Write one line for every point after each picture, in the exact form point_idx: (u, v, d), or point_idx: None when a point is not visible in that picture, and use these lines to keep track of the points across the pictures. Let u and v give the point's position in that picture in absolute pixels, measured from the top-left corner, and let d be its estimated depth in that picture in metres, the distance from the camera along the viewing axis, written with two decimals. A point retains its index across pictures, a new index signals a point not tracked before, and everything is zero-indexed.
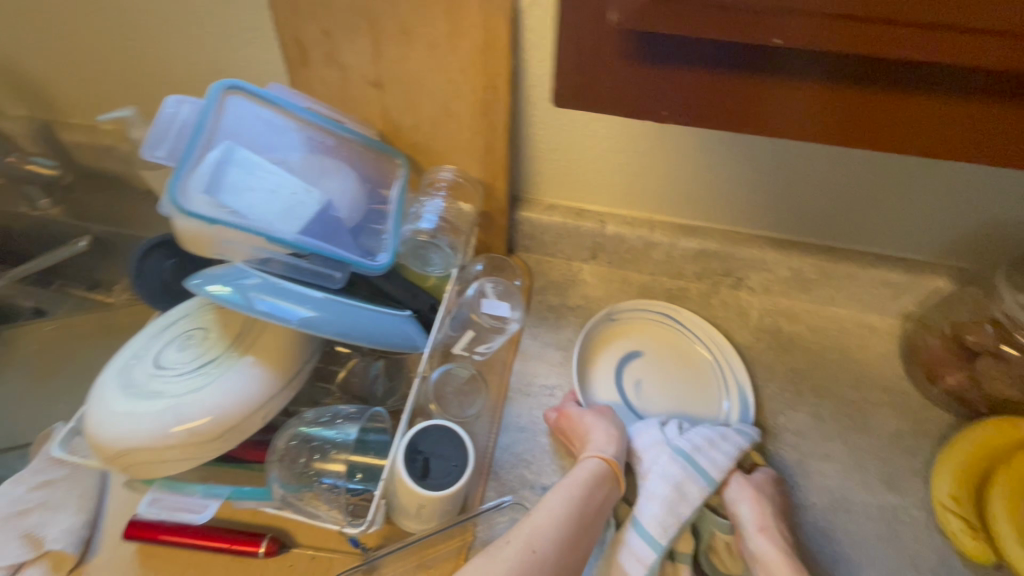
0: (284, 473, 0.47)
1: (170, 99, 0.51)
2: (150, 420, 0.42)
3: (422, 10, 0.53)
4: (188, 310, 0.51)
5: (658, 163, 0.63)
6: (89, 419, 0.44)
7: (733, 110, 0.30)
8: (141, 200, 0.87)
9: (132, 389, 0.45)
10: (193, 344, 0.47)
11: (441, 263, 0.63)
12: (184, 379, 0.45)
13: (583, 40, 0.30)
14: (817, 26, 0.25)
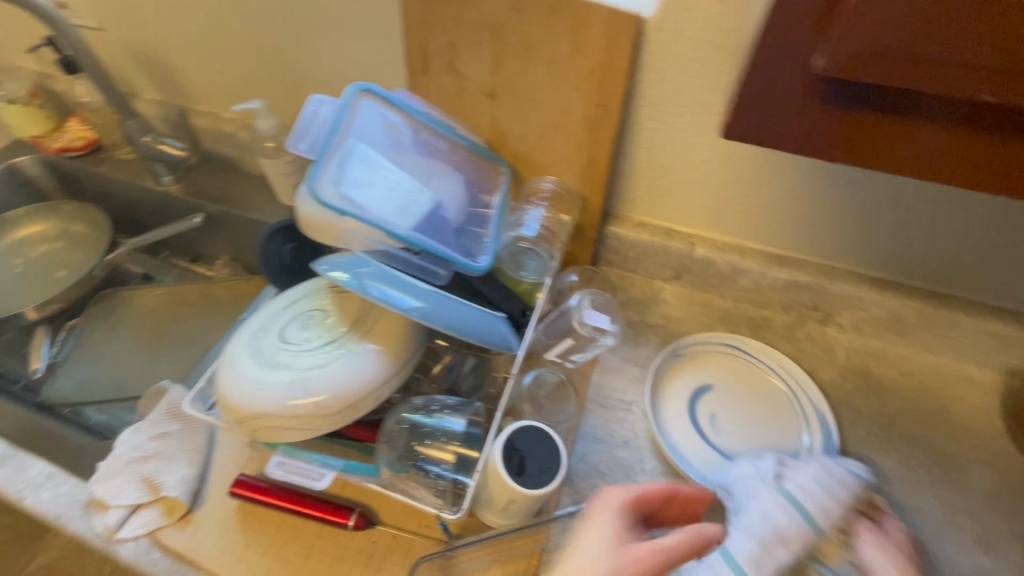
0: (389, 453, 0.51)
1: (312, 98, 0.56)
2: (280, 388, 0.46)
3: (547, 28, 0.56)
4: (309, 292, 0.55)
5: (759, 191, 0.63)
6: (222, 381, 0.48)
7: (854, 143, 0.31)
8: (250, 184, 0.94)
9: (262, 358, 0.49)
10: (316, 324, 0.52)
11: (535, 270, 0.65)
12: (309, 354, 0.49)
13: (783, 57, 0.29)
14: (973, 78, 0.25)
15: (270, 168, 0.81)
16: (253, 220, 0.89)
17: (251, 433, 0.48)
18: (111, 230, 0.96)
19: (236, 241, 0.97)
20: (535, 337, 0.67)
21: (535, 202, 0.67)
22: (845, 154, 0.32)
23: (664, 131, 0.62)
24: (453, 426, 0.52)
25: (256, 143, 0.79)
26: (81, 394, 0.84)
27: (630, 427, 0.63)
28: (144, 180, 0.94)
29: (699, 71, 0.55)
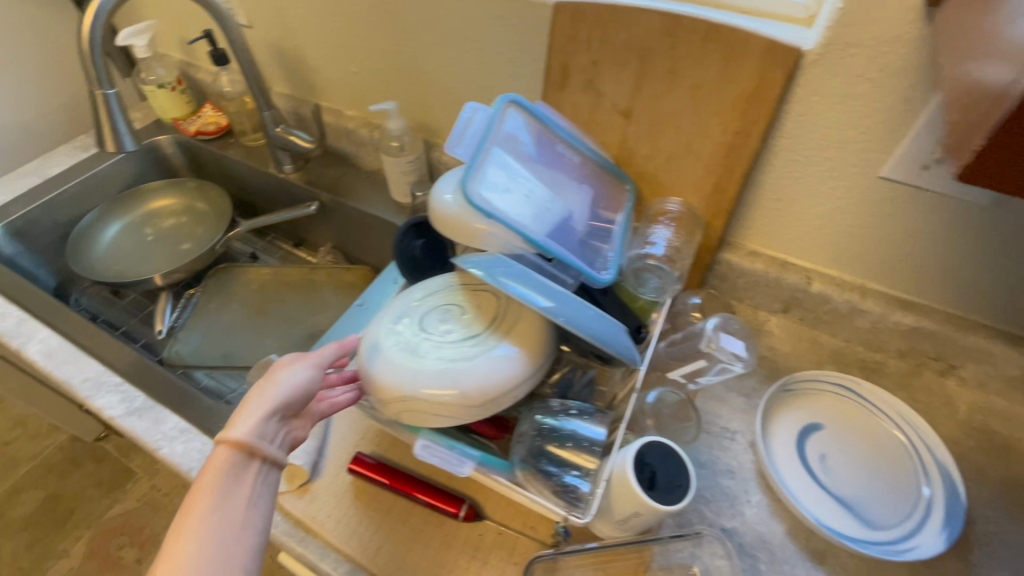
0: (520, 451, 0.52)
1: (467, 106, 0.59)
2: (428, 374, 0.49)
3: (698, 55, 0.57)
4: (445, 287, 0.58)
5: (894, 232, 0.61)
6: (368, 362, 0.51)
7: None
8: (362, 179, 0.99)
9: (407, 345, 0.52)
10: (455, 320, 0.54)
11: (655, 289, 0.64)
12: (453, 346, 0.51)
13: None
14: None
15: (391, 165, 0.85)
16: (365, 212, 0.94)
17: (392, 415, 0.51)
18: (231, 209, 1.03)
19: (343, 230, 1.02)
20: (656, 354, 0.65)
21: (659, 222, 0.67)
22: None
23: (799, 164, 0.61)
24: (591, 434, 0.52)
25: (382, 141, 0.84)
26: (195, 357, 0.90)
27: (734, 456, 0.63)
28: (267, 166, 1.01)
29: (852, 107, 0.54)
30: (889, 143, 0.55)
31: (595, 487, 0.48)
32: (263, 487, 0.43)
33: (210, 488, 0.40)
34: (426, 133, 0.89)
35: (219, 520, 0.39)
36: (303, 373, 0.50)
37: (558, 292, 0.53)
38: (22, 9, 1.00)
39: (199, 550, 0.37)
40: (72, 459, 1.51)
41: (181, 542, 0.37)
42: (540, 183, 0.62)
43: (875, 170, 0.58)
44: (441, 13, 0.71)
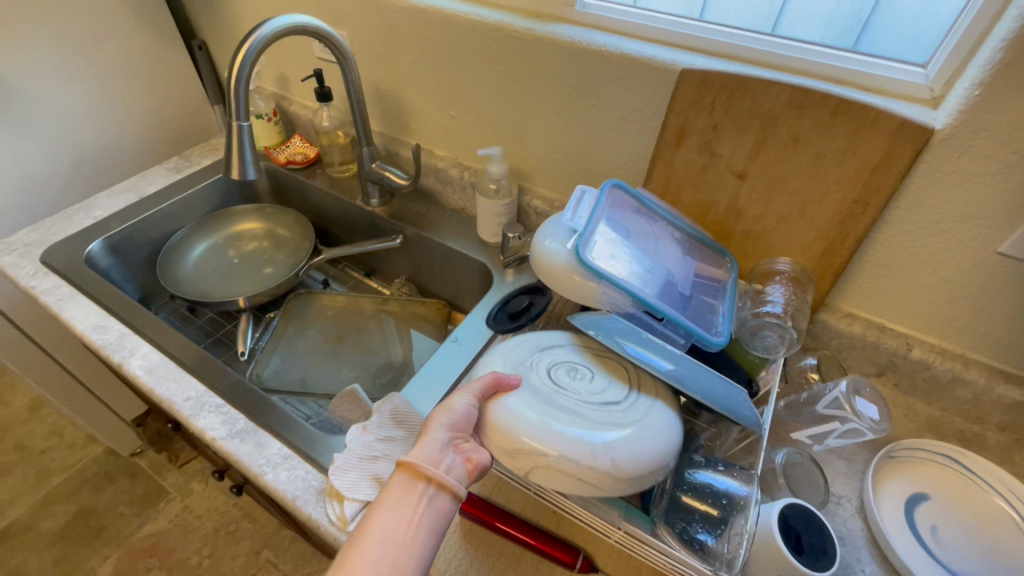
0: (659, 505, 0.52)
1: (576, 190, 0.68)
2: (577, 434, 0.49)
3: (824, 126, 0.60)
4: (567, 349, 0.61)
5: (1005, 306, 0.62)
6: (504, 406, 0.51)
7: None
8: (444, 216, 1.02)
9: (547, 399, 0.52)
10: (591, 386, 0.56)
11: (766, 346, 0.63)
12: (597, 412, 0.52)
13: None
14: None
15: (486, 207, 0.88)
16: (449, 249, 0.96)
17: (522, 470, 0.50)
18: (312, 237, 1.06)
19: (421, 264, 1.04)
20: (776, 416, 0.66)
21: (773, 282, 0.69)
22: None
23: (912, 235, 0.63)
24: (734, 490, 0.51)
25: (480, 183, 0.88)
26: (274, 380, 0.91)
27: (843, 522, 0.62)
28: (353, 198, 1.04)
29: (976, 186, 0.56)
30: (1012, 221, 0.56)
31: (737, 546, 0.47)
32: (430, 510, 0.45)
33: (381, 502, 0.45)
34: (518, 177, 0.92)
35: (385, 535, 0.43)
36: (458, 402, 0.51)
37: (677, 355, 0.56)
38: (137, 38, 1.06)
39: (365, 564, 0.41)
40: (106, 473, 1.50)
41: (356, 548, 0.42)
42: (646, 252, 0.66)
43: (992, 245, 0.59)
44: (556, 70, 0.75)
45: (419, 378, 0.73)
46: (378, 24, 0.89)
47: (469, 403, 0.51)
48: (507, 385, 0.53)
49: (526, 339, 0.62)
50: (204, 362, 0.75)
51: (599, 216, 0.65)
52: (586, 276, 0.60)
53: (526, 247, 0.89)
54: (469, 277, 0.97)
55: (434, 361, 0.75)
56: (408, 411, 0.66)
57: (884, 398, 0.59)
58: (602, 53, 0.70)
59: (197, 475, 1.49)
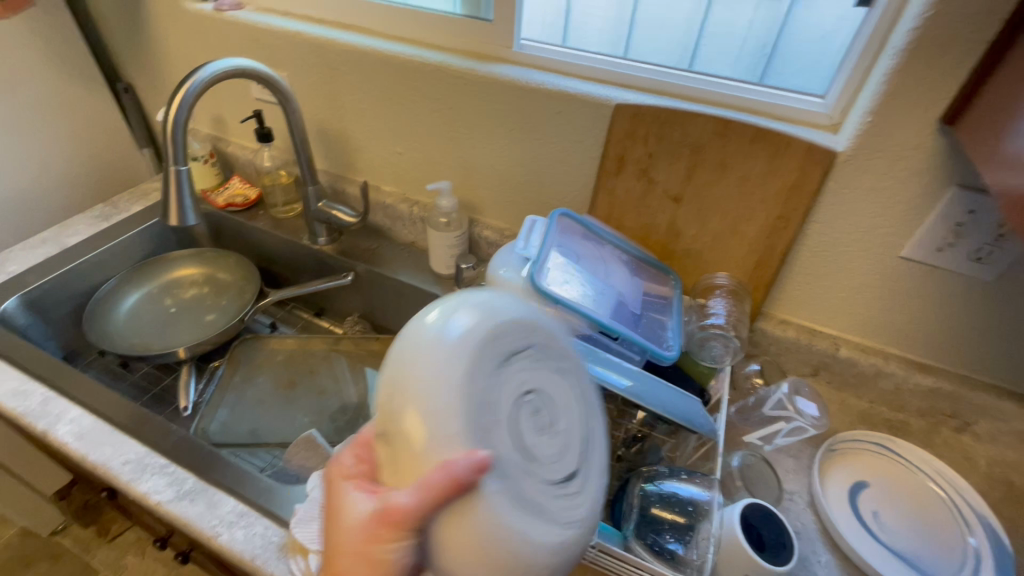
0: (631, 519, 0.53)
1: (526, 220, 0.71)
2: (557, 550, 0.36)
3: (745, 151, 0.66)
4: (534, 357, 0.40)
5: (912, 303, 0.70)
6: (473, 521, 0.32)
7: None
8: (394, 250, 1.01)
9: (520, 489, 0.35)
10: (554, 440, 0.40)
11: (715, 356, 0.67)
12: (565, 497, 0.38)
13: None
14: None
15: (438, 240, 0.89)
16: (401, 283, 0.96)
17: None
18: (258, 278, 1.02)
19: (373, 300, 1.03)
20: (728, 420, 0.70)
21: (714, 294, 0.74)
22: None
23: (829, 245, 0.70)
24: (698, 496, 0.53)
25: (430, 217, 0.89)
26: (222, 434, 0.86)
27: (797, 517, 0.66)
28: (299, 238, 1.02)
29: (876, 200, 0.64)
30: (909, 229, 0.64)
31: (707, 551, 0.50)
32: None
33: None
34: (468, 209, 0.94)
35: None
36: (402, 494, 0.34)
37: (636, 372, 0.60)
38: (56, 83, 1.01)
39: None
40: (23, 558, 1.34)
41: None
42: (596, 275, 0.69)
43: (895, 250, 0.67)
44: (499, 107, 0.79)
45: None
46: (320, 66, 0.89)
47: (415, 513, 0.33)
48: (468, 488, 0.32)
49: (481, 329, 0.37)
50: (143, 421, 0.70)
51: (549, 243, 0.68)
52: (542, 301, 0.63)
53: (479, 277, 0.90)
54: (423, 310, 0.97)
55: None
56: None
57: (821, 396, 0.67)
58: (542, 90, 0.74)
59: (132, 548, 1.35)
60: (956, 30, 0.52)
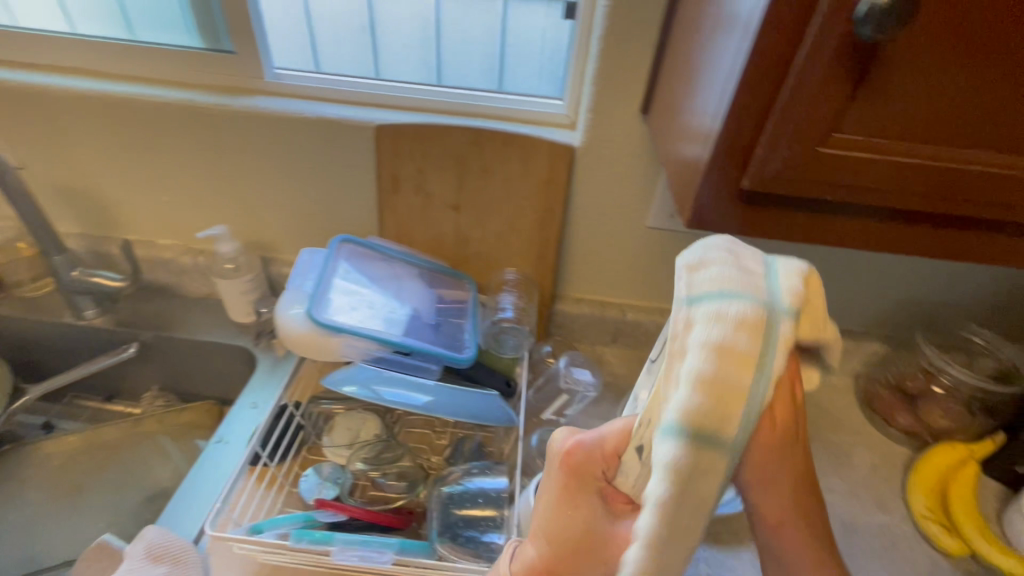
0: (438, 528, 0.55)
1: (304, 252, 0.69)
2: None
3: (502, 156, 0.72)
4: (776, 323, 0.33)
5: (669, 263, 0.81)
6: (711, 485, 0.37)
7: (779, 227, 0.43)
8: (185, 307, 0.91)
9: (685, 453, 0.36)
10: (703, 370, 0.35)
11: (514, 346, 0.74)
12: None
13: (715, 195, 0.41)
14: (843, 166, 0.36)
15: (227, 288, 0.81)
16: (198, 341, 0.87)
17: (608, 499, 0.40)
18: (12, 374, 0.85)
19: (171, 367, 0.91)
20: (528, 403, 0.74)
21: (503, 290, 0.79)
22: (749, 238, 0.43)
23: (594, 226, 0.78)
24: (495, 484, 0.58)
25: (214, 265, 0.82)
26: None
27: None
28: (60, 316, 0.87)
29: (616, 181, 0.73)
30: (646, 201, 0.75)
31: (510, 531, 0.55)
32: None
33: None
34: (258, 249, 0.87)
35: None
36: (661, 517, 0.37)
37: (431, 385, 0.62)
38: None
39: None
40: None
41: None
42: (386, 295, 0.70)
43: (643, 221, 0.77)
44: (262, 139, 0.75)
45: (177, 504, 0.63)
46: (40, 118, 0.77)
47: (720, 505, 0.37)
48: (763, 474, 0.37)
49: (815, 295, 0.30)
50: None
51: (330, 275, 0.67)
52: (327, 335, 0.62)
53: None
54: (231, 365, 0.88)
55: (194, 477, 0.66)
56: (169, 540, 0.56)
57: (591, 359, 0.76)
58: (302, 119, 0.72)
59: None
60: (629, 35, 0.62)
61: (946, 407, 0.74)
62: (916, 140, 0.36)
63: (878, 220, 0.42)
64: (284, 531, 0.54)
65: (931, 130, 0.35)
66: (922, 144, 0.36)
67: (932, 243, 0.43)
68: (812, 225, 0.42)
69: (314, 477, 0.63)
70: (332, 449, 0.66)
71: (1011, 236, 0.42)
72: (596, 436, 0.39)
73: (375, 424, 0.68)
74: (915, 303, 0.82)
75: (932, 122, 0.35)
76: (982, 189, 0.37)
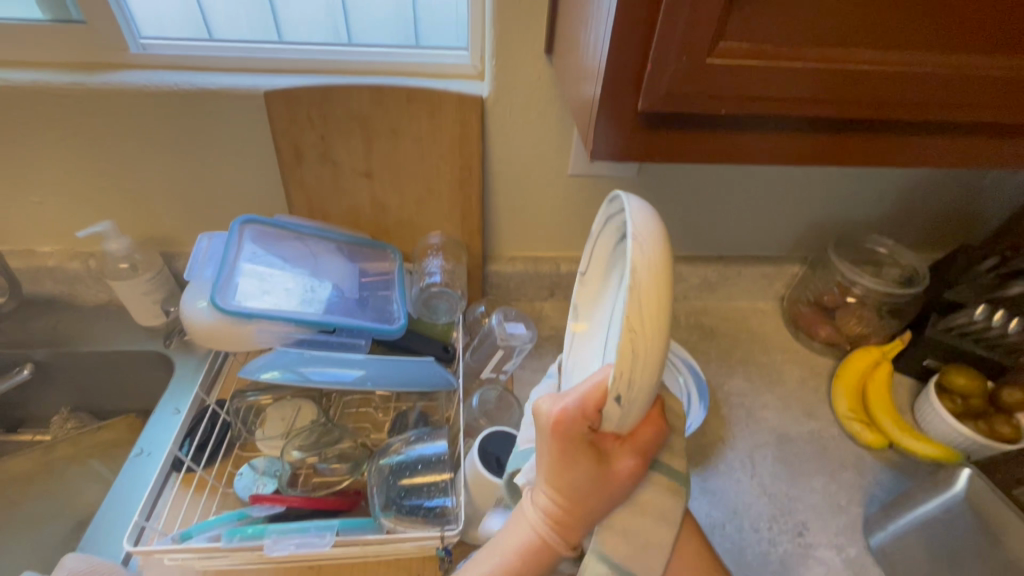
0: (381, 501, 0.54)
1: (202, 238, 0.64)
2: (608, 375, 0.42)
3: (408, 114, 0.67)
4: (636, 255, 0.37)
5: (595, 209, 0.80)
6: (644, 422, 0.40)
7: (688, 149, 0.42)
8: (84, 318, 0.82)
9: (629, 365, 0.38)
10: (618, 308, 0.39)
11: (446, 311, 0.73)
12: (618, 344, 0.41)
13: (619, 122, 0.40)
14: (739, 80, 0.36)
15: (124, 290, 0.74)
16: (103, 353, 0.79)
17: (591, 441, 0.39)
18: None
19: (78, 384, 0.82)
20: (466, 365, 0.73)
21: (429, 255, 0.76)
22: (663, 162, 0.43)
23: (516, 179, 0.76)
24: (437, 450, 0.57)
25: (105, 267, 0.74)
26: None
27: None
28: None
29: (531, 130, 0.71)
30: (565, 148, 0.73)
31: (455, 492, 0.54)
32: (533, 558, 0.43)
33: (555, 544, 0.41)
34: (158, 245, 0.80)
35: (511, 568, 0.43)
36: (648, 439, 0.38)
37: (361, 360, 0.60)
38: None
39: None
40: None
41: None
42: (301, 275, 0.66)
43: (565, 170, 0.75)
44: (137, 120, 0.67)
45: (98, 524, 0.58)
46: None
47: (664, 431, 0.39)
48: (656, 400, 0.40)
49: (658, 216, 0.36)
50: None
51: (234, 259, 0.62)
52: (238, 323, 0.58)
53: None
54: (146, 374, 0.81)
55: (116, 493, 0.61)
56: (93, 561, 0.51)
57: (525, 314, 0.73)
58: (179, 93, 0.65)
59: None
60: None
61: (859, 314, 0.80)
62: (804, 44, 0.36)
63: (779, 132, 0.42)
64: (217, 533, 0.50)
65: (817, 31, 0.35)
66: (810, 47, 0.36)
67: (838, 149, 0.43)
68: (716, 143, 0.42)
69: (250, 474, 0.60)
70: (266, 442, 0.62)
71: (902, 134, 0.43)
72: (578, 398, 0.36)
73: (310, 410, 0.65)
74: (829, 222, 0.86)
75: (817, 22, 0.35)
76: (878, 85, 0.38)
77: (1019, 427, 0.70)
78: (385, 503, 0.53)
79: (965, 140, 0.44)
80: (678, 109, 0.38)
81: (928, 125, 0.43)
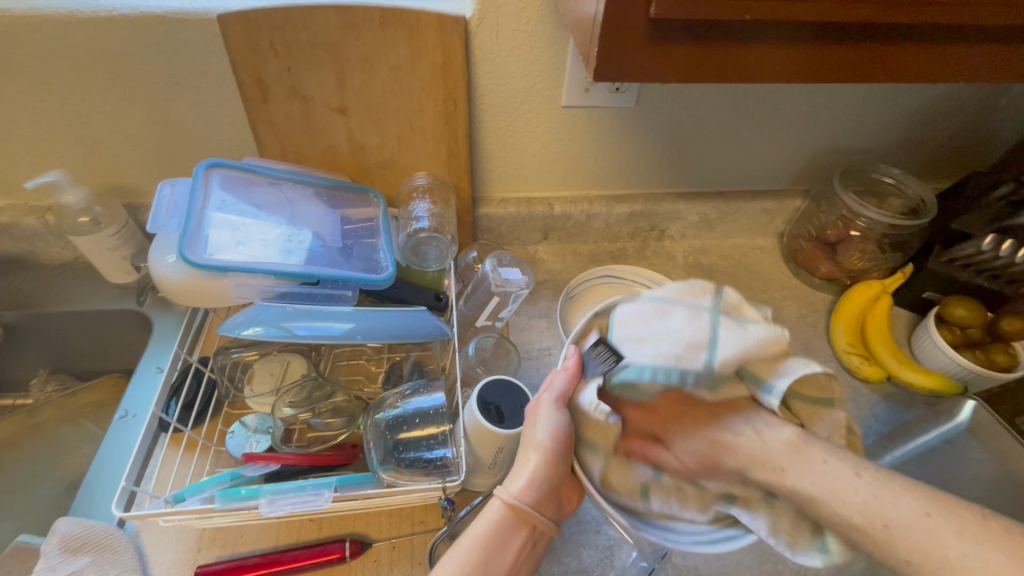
0: (378, 457, 0.53)
1: (165, 185, 0.58)
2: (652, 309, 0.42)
3: (383, 39, 0.60)
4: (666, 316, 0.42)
5: (589, 145, 0.75)
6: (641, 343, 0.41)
7: (700, 64, 0.37)
8: (50, 278, 0.77)
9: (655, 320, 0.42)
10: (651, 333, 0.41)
11: (437, 258, 0.68)
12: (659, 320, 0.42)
13: (623, 31, 0.34)
14: None
15: (89, 246, 0.68)
16: (74, 313, 0.75)
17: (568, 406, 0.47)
18: None
19: (53, 346, 0.79)
20: (460, 314, 0.71)
21: (415, 198, 0.71)
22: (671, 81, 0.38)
23: (505, 113, 0.70)
24: (434, 402, 0.56)
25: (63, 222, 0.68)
26: None
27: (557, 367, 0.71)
28: None
29: (521, 56, 0.64)
30: (558, 75, 0.66)
31: (455, 443, 0.53)
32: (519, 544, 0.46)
33: (534, 524, 0.46)
34: (119, 195, 0.74)
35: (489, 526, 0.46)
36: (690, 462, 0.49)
37: (349, 311, 0.56)
38: None
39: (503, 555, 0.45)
40: None
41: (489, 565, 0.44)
42: (280, 224, 0.62)
43: (558, 102, 0.69)
44: (76, 51, 0.59)
45: (89, 486, 0.57)
46: None
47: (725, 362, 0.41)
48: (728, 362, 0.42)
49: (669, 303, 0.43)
50: None
51: (204, 208, 0.58)
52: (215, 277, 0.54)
53: None
54: (125, 332, 0.78)
55: (104, 454, 0.59)
56: (91, 527, 0.51)
57: (520, 258, 0.70)
58: (120, 19, 0.57)
59: None
60: None
61: (862, 247, 0.78)
62: None
63: (802, 41, 0.37)
64: (210, 494, 0.49)
65: None
66: None
67: (864, 63, 0.39)
68: (729, 60, 0.37)
69: (241, 432, 0.58)
70: (255, 399, 0.60)
71: (939, 46, 0.39)
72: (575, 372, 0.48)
73: (299, 364, 0.63)
74: (836, 151, 0.81)
75: None
76: None
77: (1016, 355, 0.70)
78: (384, 457, 0.52)
79: (1003, 51, 0.39)
80: (695, 13, 0.33)
81: (968, 35, 0.38)
